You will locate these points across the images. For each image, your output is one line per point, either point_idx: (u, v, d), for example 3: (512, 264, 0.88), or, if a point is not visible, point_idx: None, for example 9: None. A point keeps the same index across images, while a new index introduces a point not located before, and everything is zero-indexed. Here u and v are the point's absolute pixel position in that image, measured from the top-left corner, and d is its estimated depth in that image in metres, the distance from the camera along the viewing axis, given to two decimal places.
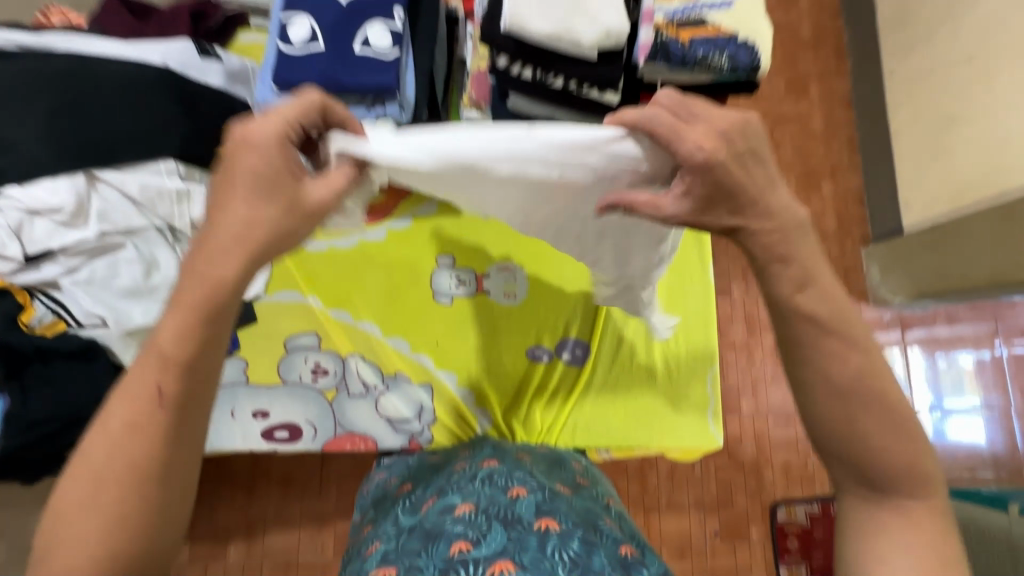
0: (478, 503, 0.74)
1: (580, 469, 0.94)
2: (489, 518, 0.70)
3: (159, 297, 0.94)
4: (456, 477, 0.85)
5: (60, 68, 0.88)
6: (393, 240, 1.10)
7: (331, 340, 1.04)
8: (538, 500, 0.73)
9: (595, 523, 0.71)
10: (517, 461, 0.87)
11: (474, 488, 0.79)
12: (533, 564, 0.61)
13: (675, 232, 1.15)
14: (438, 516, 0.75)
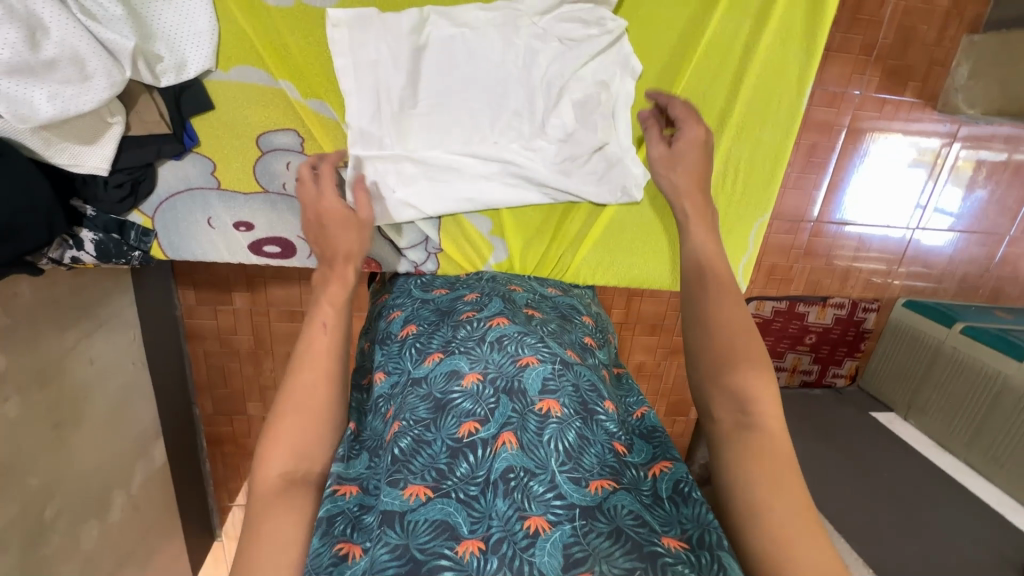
0: (486, 374, 0.81)
1: (589, 326, 1.00)
2: (496, 391, 0.79)
3: (64, 76, 0.74)
4: (463, 334, 0.89)
5: None
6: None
7: (317, 145, 0.94)
8: (546, 376, 0.80)
9: (593, 408, 0.79)
10: (527, 323, 0.89)
11: (484, 354, 0.84)
12: (529, 447, 0.72)
13: (781, 34, 0.89)
14: (445, 381, 0.82)
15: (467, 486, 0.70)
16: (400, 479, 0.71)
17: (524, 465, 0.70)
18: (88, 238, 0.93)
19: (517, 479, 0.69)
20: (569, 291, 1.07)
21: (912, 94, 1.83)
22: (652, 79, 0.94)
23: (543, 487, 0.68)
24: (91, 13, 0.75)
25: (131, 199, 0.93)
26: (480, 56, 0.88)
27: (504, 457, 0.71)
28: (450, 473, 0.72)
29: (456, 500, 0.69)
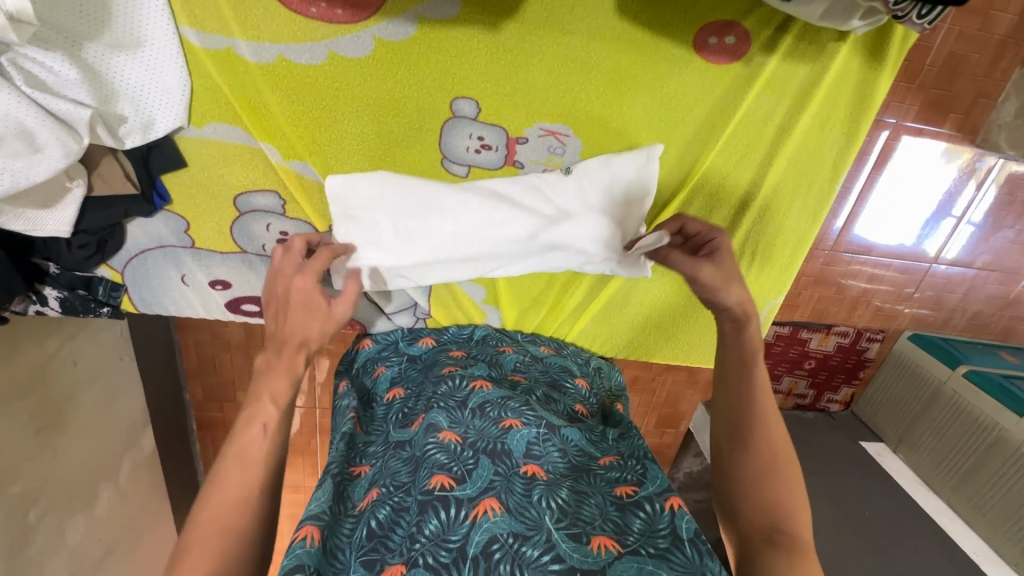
0: (464, 437, 0.80)
1: (582, 388, 0.96)
2: (476, 453, 0.78)
3: (13, 149, 0.67)
4: (444, 394, 0.88)
5: None
6: (385, 57, 0.75)
7: (300, 210, 0.90)
8: (531, 440, 0.79)
9: (586, 467, 0.79)
10: (512, 387, 0.89)
11: (463, 418, 0.84)
12: (517, 510, 0.69)
13: (819, 118, 0.81)
14: (424, 441, 0.81)
15: (438, 550, 0.66)
16: (376, 560, 0.69)
17: (513, 529, 0.67)
18: (54, 293, 0.94)
19: (503, 548, 0.65)
20: (564, 352, 1.03)
21: (952, 127, 1.71)
22: (673, 156, 0.85)
23: (537, 551, 0.64)
24: (41, 80, 0.67)
25: (97, 257, 0.92)
26: (472, 128, 0.81)
27: (487, 523, 0.67)
28: (420, 534, 0.69)
29: (426, 566, 0.65)
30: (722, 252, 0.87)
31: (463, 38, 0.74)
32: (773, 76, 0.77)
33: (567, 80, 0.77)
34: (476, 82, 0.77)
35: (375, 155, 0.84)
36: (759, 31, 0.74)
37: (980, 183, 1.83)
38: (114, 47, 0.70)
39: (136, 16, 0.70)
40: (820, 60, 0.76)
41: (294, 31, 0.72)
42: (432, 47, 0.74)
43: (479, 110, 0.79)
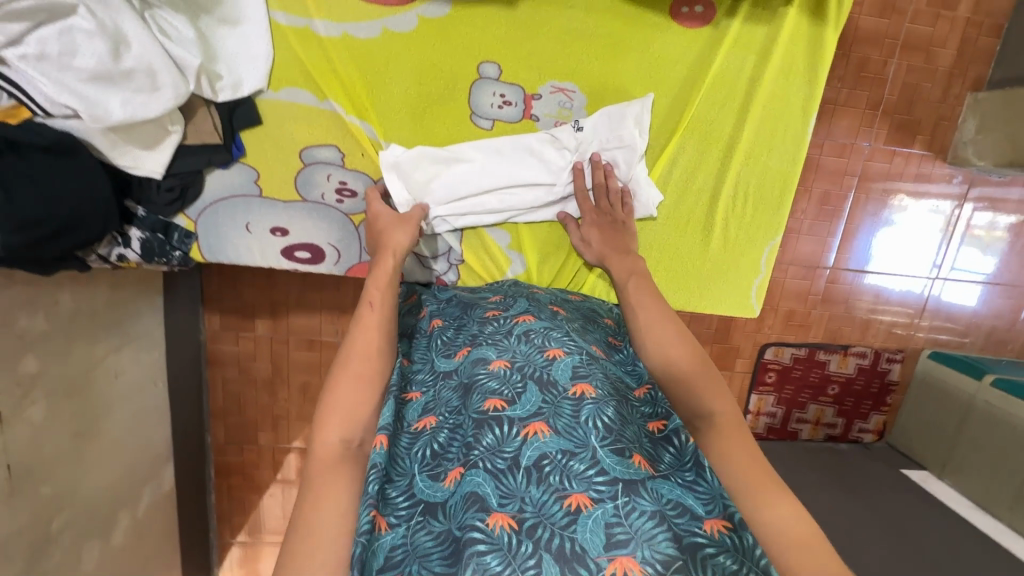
0: (514, 362, 0.69)
1: (611, 327, 0.88)
2: (524, 379, 0.67)
3: (137, 85, 0.70)
4: (488, 329, 0.77)
5: None
6: (422, 34, 0.83)
7: (357, 158, 0.88)
8: (576, 363, 0.68)
9: (625, 395, 0.68)
10: (554, 318, 0.78)
11: (512, 345, 0.73)
12: (566, 431, 0.60)
13: (783, 69, 0.90)
14: (471, 369, 0.71)
15: (495, 458, 0.59)
16: (441, 470, 0.63)
17: (562, 447, 0.59)
18: (136, 237, 0.85)
19: (552, 463, 0.57)
20: (588, 300, 0.96)
21: (921, 147, 1.67)
22: (662, 108, 0.91)
23: (584, 464, 0.56)
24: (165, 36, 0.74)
25: (181, 197, 0.86)
26: (495, 85, 0.87)
27: (537, 444, 0.59)
28: (476, 445, 0.61)
29: (485, 471, 0.58)
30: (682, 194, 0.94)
31: (489, 15, 0.83)
32: (738, 33, 0.87)
33: (579, 49, 0.86)
34: (494, 45, 0.85)
35: (416, 113, 0.87)
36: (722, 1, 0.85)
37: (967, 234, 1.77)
38: (221, 22, 0.78)
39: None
40: (773, 22, 0.87)
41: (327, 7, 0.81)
42: (461, 23, 0.83)
43: (502, 72, 0.86)
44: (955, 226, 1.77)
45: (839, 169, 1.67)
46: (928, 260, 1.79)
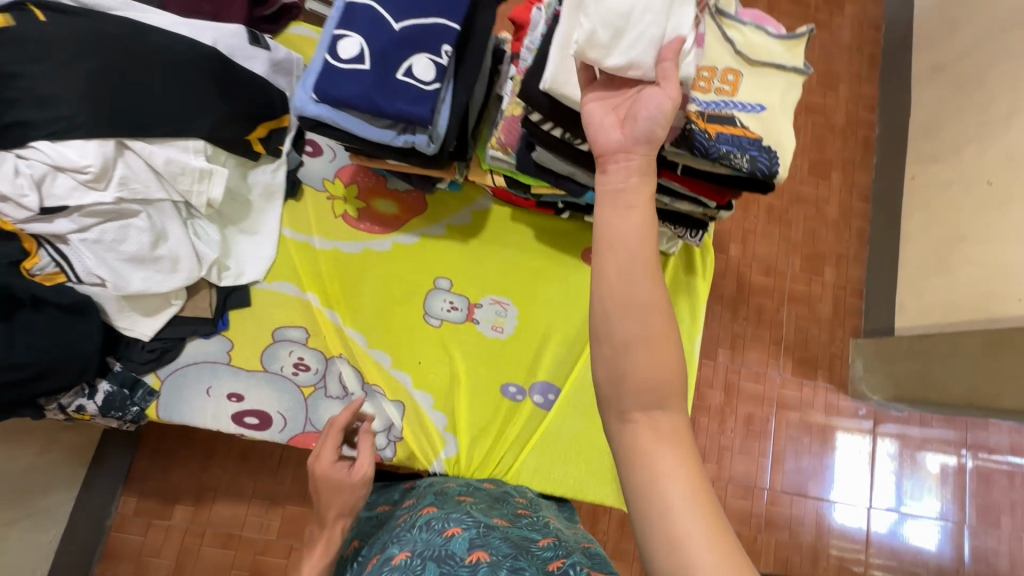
0: (414, 550, 0.70)
1: (523, 503, 0.92)
2: (423, 561, 0.66)
3: (160, 267, 0.90)
4: (397, 530, 0.80)
5: (122, 34, 0.83)
6: (395, 253, 1.09)
7: (321, 339, 1.04)
8: (472, 536, 0.69)
9: (525, 550, 0.70)
10: (454, 504, 0.82)
11: (411, 536, 0.74)
12: None
13: (670, 303, 1.17)
14: (378, 568, 0.71)
15: None
16: None
17: None
18: (102, 390, 0.94)
19: None
20: (505, 486, 1.00)
21: (824, 380, 1.72)
22: None
23: None
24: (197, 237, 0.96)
25: (160, 359, 0.98)
26: (447, 294, 1.10)
27: None
28: None
29: None
30: None
31: (448, 247, 1.12)
32: None
33: (514, 276, 1.13)
34: (448, 267, 1.11)
35: (381, 310, 1.07)
36: None
37: (900, 467, 1.68)
38: (244, 232, 1.03)
39: (262, 219, 1.05)
40: None
41: (326, 228, 1.08)
42: (428, 250, 1.11)
43: (454, 285, 1.11)
44: (880, 462, 1.69)
45: (757, 393, 1.70)
46: (863, 496, 1.66)
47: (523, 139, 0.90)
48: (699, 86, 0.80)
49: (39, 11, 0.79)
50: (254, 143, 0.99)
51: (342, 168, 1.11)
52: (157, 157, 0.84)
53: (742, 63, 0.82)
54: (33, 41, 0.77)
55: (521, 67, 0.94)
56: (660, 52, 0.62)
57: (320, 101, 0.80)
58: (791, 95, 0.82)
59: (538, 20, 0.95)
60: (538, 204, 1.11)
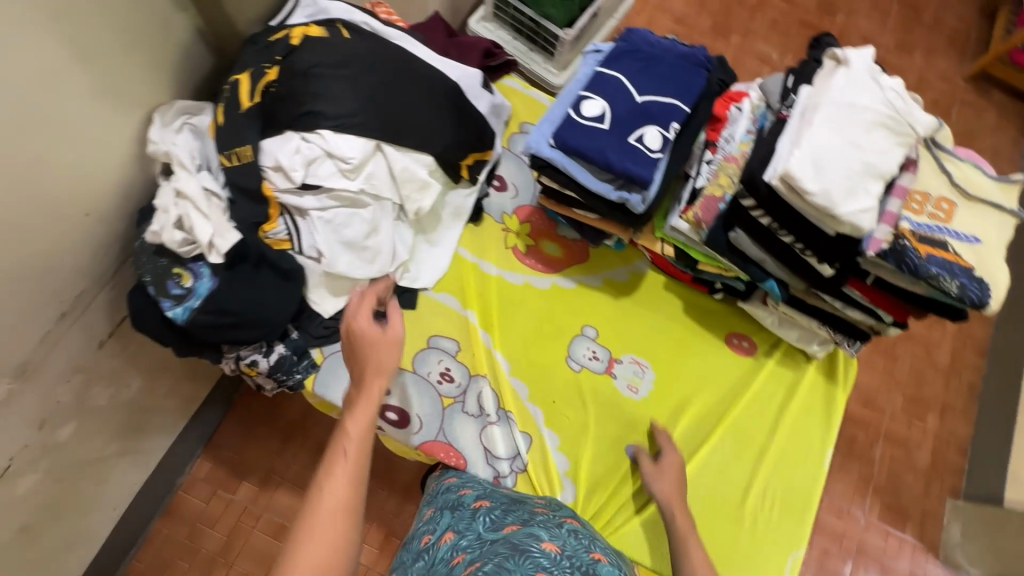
0: (564, 548, 0.69)
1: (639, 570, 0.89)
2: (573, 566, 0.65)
3: (365, 256, 0.99)
4: (539, 517, 0.79)
5: (400, 58, 0.97)
6: (552, 293, 1.15)
7: (469, 355, 1.09)
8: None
9: None
10: (598, 537, 0.80)
11: (563, 535, 0.74)
12: None
13: (805, 406, 1.15)
14: (523, 538, 0.71)
15: None
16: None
17: None
18: (277, 351, 1.01)
19: None
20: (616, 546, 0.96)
21: (912, 535, 1.57)
22: (711, 403, 1.13)
23: None
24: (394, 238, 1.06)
25: (331, 337, 1.06)
26: (593, 343, 1.14)
27: None
28: None
29: None
30: (718, 481, 1.08)
31: (601, 299, 1.17)
32: (775, 368, 1.16)
33: (656, 341, 1.16)
34: (597, 318, 1.15)
35: (529, 342, 1.12)
36: (763, 343, 1.18)
37: None
38: (428, 242, 1.13)
39: (444, 234, 1.14)
40: (798, 369, 1.16)
41: (494, 256, 1.16)
42: (583, 297, 1.16)
43: (600, 336, 1.14)
44: None
45: (838, 530, 1.57)
46: None
47: (720, 218, 0.96)
48: (911, 207, 0.84)
49: (346, 29, 0.95)
50: (461, 169, 1.10)
51: (521, 206, 1.21)
52: (399, 163, 0.96)
53: (957, 194, 0.85)
54: (342, 54, 0.92)
55: (725, 156, 0.97)
56: (849, 194, 0.77)
57: (556, 146, 0.91)
58: (1006, 234, 0.84)
59: (739, 117, 0.98)
60: (695, 278, 1.16)
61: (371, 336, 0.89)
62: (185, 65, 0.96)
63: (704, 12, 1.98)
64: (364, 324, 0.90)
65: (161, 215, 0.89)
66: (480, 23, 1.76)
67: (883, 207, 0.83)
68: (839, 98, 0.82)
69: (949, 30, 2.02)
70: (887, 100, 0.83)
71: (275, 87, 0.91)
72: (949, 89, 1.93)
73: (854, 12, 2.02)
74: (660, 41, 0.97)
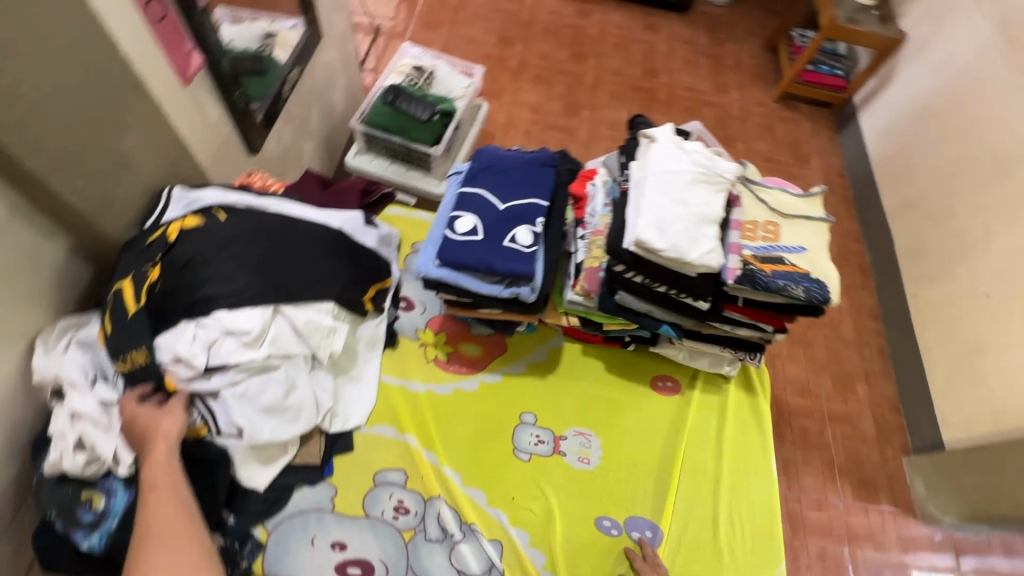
0: None
1: None
2: None
3: (288, 416, 0.98)
4: None
5: (280, 223, 1.03)
6: (483, 392, 1.19)
7: (419, 480, 1.08)
8: None
9: None
10: None
11: None
12: None
13: (739, 423, 1.24)
14: None
15: None
16: None
17: None
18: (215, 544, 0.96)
19: None
20: None
21: (888, 504, 1.62)
22: (659, 449, 1.19)
23: None
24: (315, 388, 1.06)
25: (271, 509, 1.01)
26: (534, 428, 1.17)
27: None
28: None
29: None
30: (688, 524, 1.12)
31: (530, 384, 1.22)
32: (701, 398, 1.25)
33: (592, 406, 1.22)
34: (531, 402, 1.20)
35: (474, 447, 1.13)
36: (684, 378, 1.28)
37: None
38: (351, 379, 1.14)
39: (365, 369, 1.16)
40: (721, 391, 1.26)
41: (419, 373, 1.19)
42: (513, 387, 1.21)
43: (539, 419, 1.18)
44: None
45: (824, 524, 1.58)
46: None
47: (604, 285, 1.06)
48: (747, 235, 1.00)
49: (221, 213, 1.00)
50: (365, 302, 1.15)
51: (432, 318, 1.27)
52: (301, 316, 1.00)
53: (775, 215, 1.03)
54: (222, 237, 0.97)
55: (593, 230, 1.11)
56: (691, 242, 0.91)
57: (442, 264, 0.99)
58: (825, 239, 1.01)
59: (595, 192, 1.12)
60: (606, 338, 1.25)
61: (148, 417, 0.87)
62: (63, 283, 0.95)
63: (554, 98, 2.25)
64: (134, 413, 0.87)
65: (57, 442, 0.86)
66: (356, 157, 1.86)
67: (727, 240, 0.99)
68: (657, 166, 0.98)
69: (749, 69, 2.44)
70: (692, 157, 0.99)
71: (160, 284, 0.92)
72: (769, 113, 2.32)
73: (673, 72, 2.39)
74: (507, 154, 1.11)
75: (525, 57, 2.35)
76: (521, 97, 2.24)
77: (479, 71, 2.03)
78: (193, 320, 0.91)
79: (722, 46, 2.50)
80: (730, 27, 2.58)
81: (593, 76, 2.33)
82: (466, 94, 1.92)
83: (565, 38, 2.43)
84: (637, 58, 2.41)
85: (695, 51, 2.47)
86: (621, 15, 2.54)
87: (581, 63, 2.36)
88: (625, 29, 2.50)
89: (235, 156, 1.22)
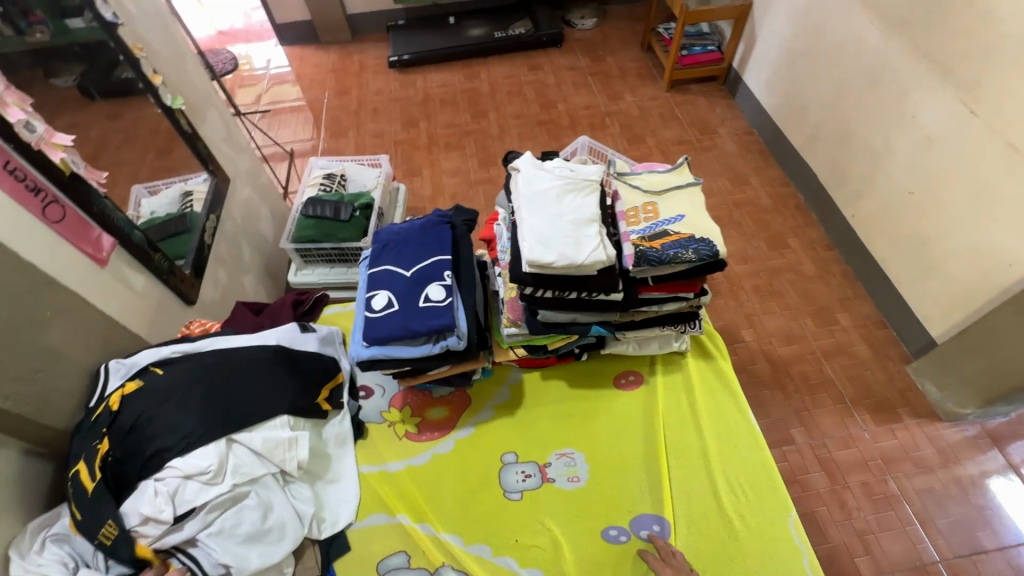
0: None
1: None
2: None
3: (271, 537, 1.00)
4: None
5: (215, 359, 1.08)
6: (460, 449, 1.21)
7: (422, 556, 1.08)
8: None
9: None
10: None
11: None
12: None
13: (707, 392, 1.27)
14: None
15: None
16: None
17: None
18: None
19: None
20: None
21: (911, 417, 1.56)
22: (641, 443, 1.20)
23: None
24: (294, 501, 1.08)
25: None
26: (517, 466, 1.19)
27: None
28: None
29: None
30: (691, 505, 1.12)
31: (502, 425, 1.25)
32: (665, 380, 1.29)
33: (566, 425, 1.24)
34: (508, 442, 1.22)
35: (465, 505, 1.14)
36: (644, 368, 1.31)
37: None
38: (330, 481, 1.16)
39: (340, 466, 1.18)
40: (682, 367, 1.31)
41: (395, 452, 1.22)
42: (487, 434, 1.23)
43: (520, 455, 1.20)
44: None
45: (857, 459, 1.50)
46: None
47: (526, 310, 1.12)
48: (631, 221, 1.08)
49: (157, 368, 1.05)
50: (322, 404, 1.19)
51: (393, 397, 1.31)
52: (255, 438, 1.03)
53: (650, 196, 1.11)
54: (162, 389, 1.01)
55: (502, 265, 1.20)
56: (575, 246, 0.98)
57: (371, 344, 1.04)
58: (699, 204, 1.09)
59: (502, 231, 1.24)
60: (559, 356, 1.29)
61: None
62: (31, 484, 0.97)
63: (468, 157, 2.38)
64: None
65: None
66: (298, 274, 1.90)
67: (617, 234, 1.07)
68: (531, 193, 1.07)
69: (634, 73, 2.63)
70: (560, 175, 1.09)
71: (112, 454, 0.95)
72: (665, 103, 2.48)
73: (568, 98, 2.57)
74: (402, 226, 1.19)
75: (433, 131, 2.49)
76: (440, 166, 2.36)
77: (384, 158, 2.14)
78: (153, 476, 0.95)
79: (604, 62, 2.71)
80: (606, 44, 2.81)
81: (497, 126, 2.48)
82: (381, 183, 2.01)
83: (463, 103, 2.60)
84: (532, 98, 2.59)
85: (581, 74, 2.67)
86: (508, 67, 2.76)
87: (484, 118, 2.52)
88: (514, 77, 2.70)
89: (174, 312, 1.28)
